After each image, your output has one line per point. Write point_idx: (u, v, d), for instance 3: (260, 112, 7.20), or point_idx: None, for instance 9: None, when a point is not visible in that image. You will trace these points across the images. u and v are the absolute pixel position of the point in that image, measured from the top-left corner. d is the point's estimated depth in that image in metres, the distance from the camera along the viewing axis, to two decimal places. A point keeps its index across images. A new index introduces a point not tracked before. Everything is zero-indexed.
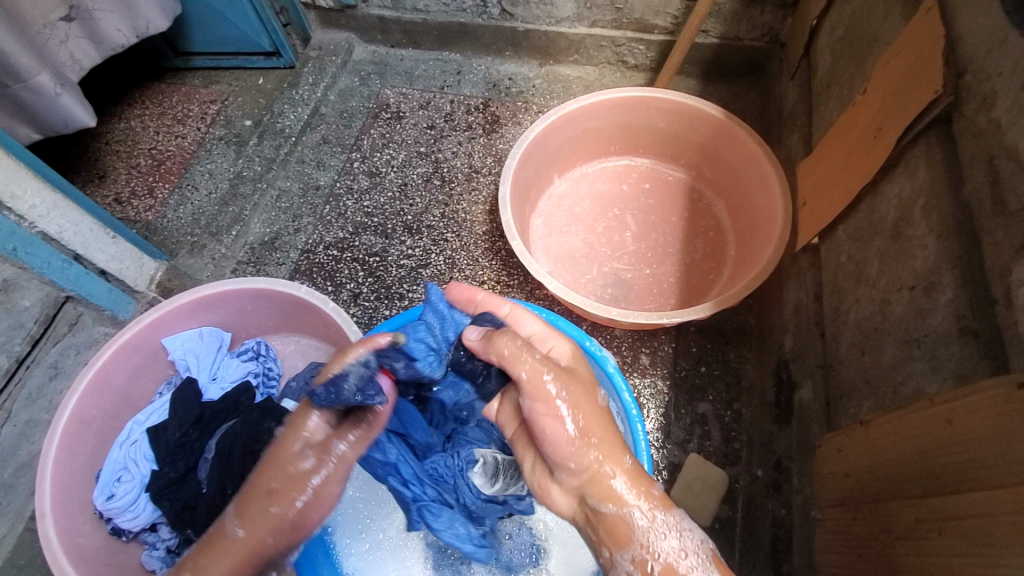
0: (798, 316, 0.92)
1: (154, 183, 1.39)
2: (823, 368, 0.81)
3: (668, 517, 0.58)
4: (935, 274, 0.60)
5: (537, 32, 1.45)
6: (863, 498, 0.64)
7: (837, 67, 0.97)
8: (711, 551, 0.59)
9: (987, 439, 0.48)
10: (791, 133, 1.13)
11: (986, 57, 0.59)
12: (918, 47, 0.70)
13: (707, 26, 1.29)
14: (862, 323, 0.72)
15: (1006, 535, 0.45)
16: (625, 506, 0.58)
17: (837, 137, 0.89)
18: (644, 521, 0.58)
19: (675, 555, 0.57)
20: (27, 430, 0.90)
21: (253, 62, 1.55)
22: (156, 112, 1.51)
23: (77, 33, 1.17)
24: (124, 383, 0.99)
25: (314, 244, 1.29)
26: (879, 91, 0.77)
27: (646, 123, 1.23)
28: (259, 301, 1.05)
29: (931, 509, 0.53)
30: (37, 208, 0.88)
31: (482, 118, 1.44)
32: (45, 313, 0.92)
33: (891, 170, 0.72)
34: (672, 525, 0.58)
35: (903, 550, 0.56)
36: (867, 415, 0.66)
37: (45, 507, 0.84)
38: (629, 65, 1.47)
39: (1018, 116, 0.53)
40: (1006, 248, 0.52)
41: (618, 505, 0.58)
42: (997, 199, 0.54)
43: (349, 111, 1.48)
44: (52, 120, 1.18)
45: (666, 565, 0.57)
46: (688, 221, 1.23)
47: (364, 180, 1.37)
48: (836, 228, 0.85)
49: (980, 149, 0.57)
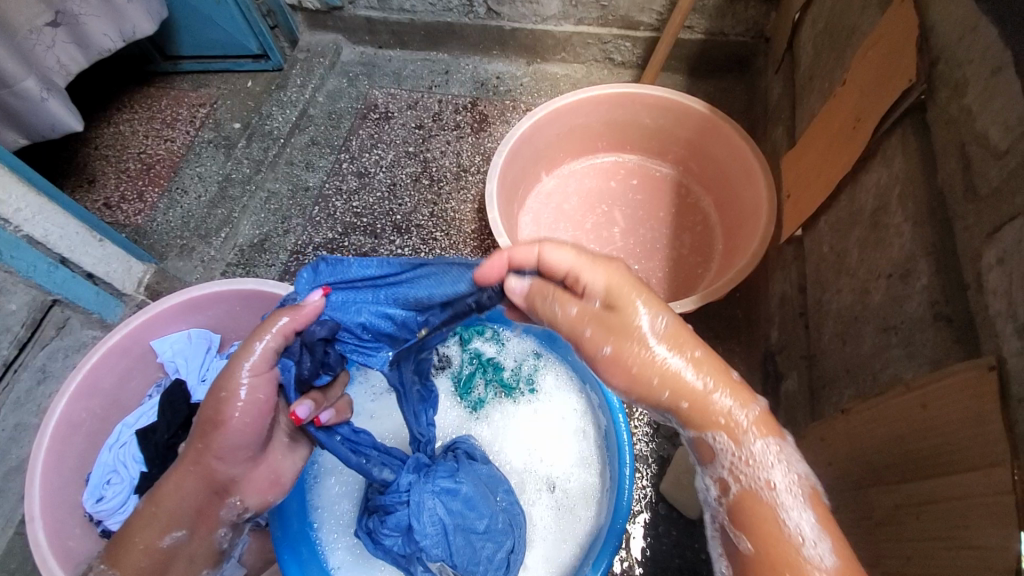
0: (783, 307, 0.92)
1: (144, 188, 1.39)
2: (807, 359, 0.82)
3: (764, 441, 0.57)
4: (911, 261, 0.60)
5: (524, 31, 1.45)
6: (845, 486, 0.64)
7: (819, 60, 0.97)
8: (808, 486, 0.55)
9: (958, 423, 0.48)
10: (776, 126, 1.13)
11: (957, 44, 0.59)
12: (894, 37, 0.70)
13: (692, 21, 1.29)
14: (843, 312, 0.73)
15: (974, 516, 0.45)
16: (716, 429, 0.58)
17: (819, 128, 0.89)
18: (729, 445, 0.58)
19: (775, 486, 0.56)
20: (15, 434, 0.90)
21: (242, 65, 1.55)
22: (145, 116, 1.52)
23: (64, 38, 1.17)
24: (113, 386, 0.99)
25: (304, 245, 1.30)
26: (857, 82, 0.78)
27: (633, 119, 1.24)
28: (247, 302, 1.05)
29: (909, 494, 0.53)
30: (22, 211, 0.88)
31: (470, 117, 1.44)
32: (32, 317, 0.92)
33: (869, 160, 0.73)
34: (773, 454, 0.57)
35: (882, 535, 0.56)
36: (848, 403, 0.67)
37: (34, 510, 0.85)
38: (616, 62, 1.48)
39: (987, 102, 0.53)
40: (977, 233, 0.52)
41: (717, 429, 0.58)
42: (968, 185, 0.54)
43: (337, 113, 1.48)
44: (38, 125, 1.18)
45: (744, 489, 0.57)
46: (675, 216, 1.24)
47: (353, 180, 1.38)
48: (818, 219, 0.85)
49: (952, 137, 0.58)
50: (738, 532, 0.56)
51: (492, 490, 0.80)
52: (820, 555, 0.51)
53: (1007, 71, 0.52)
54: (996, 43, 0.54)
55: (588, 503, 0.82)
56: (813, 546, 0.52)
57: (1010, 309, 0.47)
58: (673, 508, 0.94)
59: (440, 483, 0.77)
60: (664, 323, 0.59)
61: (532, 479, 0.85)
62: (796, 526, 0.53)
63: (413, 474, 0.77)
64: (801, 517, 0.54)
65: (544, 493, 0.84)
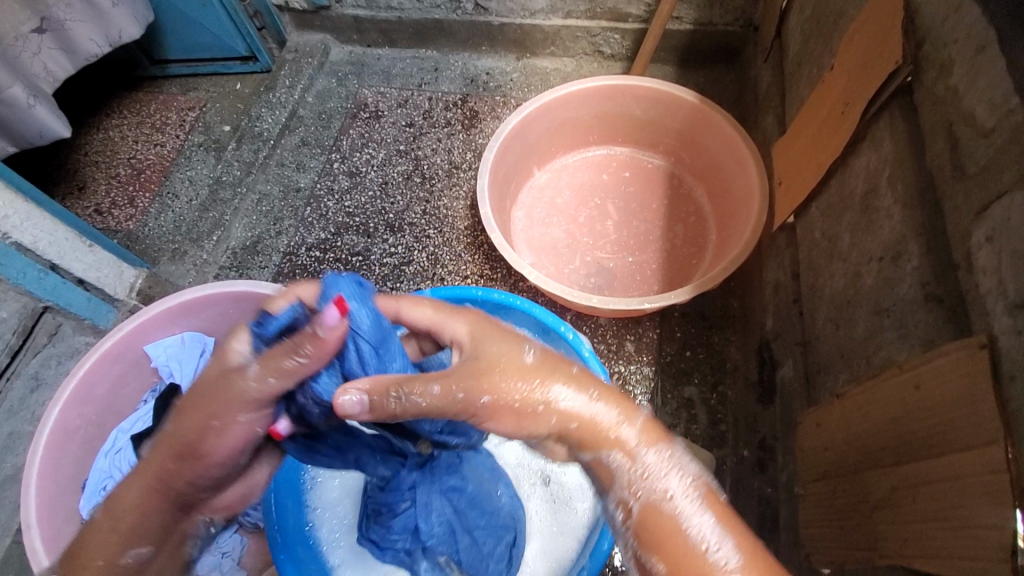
0: (777, 295, 0.92)
1: (134, 193, 1.38)
2: (802, 346, 0.81)
3: (655, 452, 0.54)
4: (902, 243, 0.60)
5: (512, 26, 1.45)
6: (843, 470, 0.64)
7: (807, 46, 0.97)
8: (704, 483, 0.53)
9: (951, 402, 0.48)
10: (766, 114, 1.13)
11: (943, 24, 0.59)
12: (880, 20, 0.70)
13: (680, 12, 1.29)
14: (836, 297, 0.73)
15: (969, 495, 0.45)
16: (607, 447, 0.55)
17: (808, 114, 0.89)
18: (624, 460, 0.54)
19: (672, 494, 0.52)
20: (10, 442, 0.90)
21: (230, 67, 1.55)
22: (134, 121, 1.51)
23: (50, 45, 1.16)
24: (108, 392, 0.99)
25: (297, 246, 1.29)
26: (844, 66, 0.78)
27: (623, 112, 1.23)
28: (241, 305, 1.04)
29: (905, 477, 0.53)
30: (11, 218, 0.88)
31: (460, 114, 1.44)
32: (23, 324, 0.91)
33: (858, 145, 0.72)
34: (660, 461, 0.54)
35: (880, 519, 0.56)
36: (843, 387, 0.67)
37: (30, 517, 0.84)
38: (606, 55, 1.47)
39: (973, 80, 0.53)
40: (965, 212, 0.52)
41: (610, 446, 0.55)
42: (956, 165, 0.54)
43: (327, 113, 1.48)
44: (26, 132, 1.17)
45: (647, 503, 0.53)
46: (668, 207, 1.24)
47: (344, 180, 1.37)
48: (810, 205, 0.85)
49: (939, 117, 0.58)
50: (647, 554, 0.52)
51: (493, 485, 0.80)
52: (726, 557, 0.49)
53: (992, 49, 0.51)
54: (981, 21, 0.53)
55: (585, 494, 0.82)
56: (719, 550, 0.49)
57: (1001, 286, 0.47)
58: None
59: (448, 481, 0.77)
60: (533, 353, 0.58)
61: (527, 473, 0.85)
62: (697, 532, 0.50)
63: (416, 473, 0.74)
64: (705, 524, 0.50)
65: (538, 487, 0.85)
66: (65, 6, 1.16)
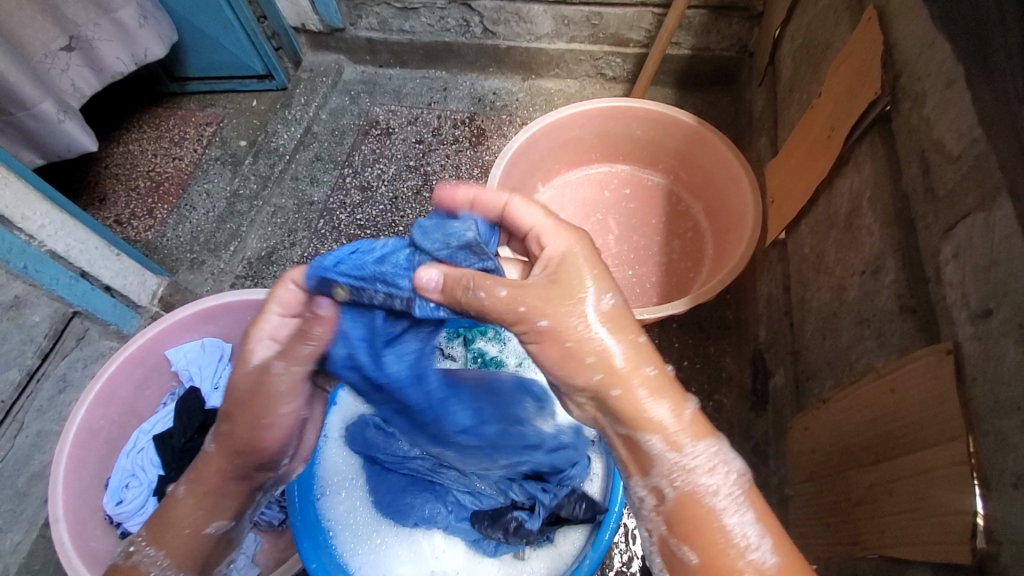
0: (769, 307, 0.97)
1: (154, 205, 1.44)
2: (792, 355, 0.86)
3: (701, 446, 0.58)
4: (880, 258, 0.66)
5: (519, 48, 1.51)
6: (828, 471, 0.69)
7: (797, 74, 1.03)
8: (743, 481, 0.58)
9: (924, 403, 0.53)
10: (760, 136, 1.19)
11: (917, 60, 0.64)
12: (862, 54, 0.76)
13: (679, 38, 1.36)
14: (823, 309, 0.78)
15: (939, 485, 0.50)
16: (645, 431, 0.58)
17: (799, 137, 0.95)
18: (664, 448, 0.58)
19: (710, 490, 0.57)
20: (38, 441, 0.94)
21: (247, 85, 1.61)
22: (154, 136, 1.57)
23: (78, 63, 1.23)
24: (129, 394, 1.03)
25: (310, 257, 1.34)
26: (831, 95, 0.83)
27: (625, 132, 1.30)
28: (258, 311, 1.09)
29: (882, 474, 0.58)
30: (45, 227, 0.93)
31: (468, 132, 1.50)
32: (54, 328, 0.96)
33: (843, 167, 0.78)
34: (707, 458, 0.58)
35: (862, 514, 0.60)
36: (829, 393, 0.72)
37: (57, 513, 0.88)
38: (608, 77, 1.54)
39: (943, 111, 0.59)
40: (935, 230, 0.57)
41: (651, 432, 0.58)
42: (927, 188, 0.60)
43: (340, 129, 1.54)
44: (55, 146, 1.23)
45: (687, 493, 0.57)
46: (667, 223, 1.29)
47: (357, 194, 1.43)
48: (799, 222, 0.90)
49: (914, 144, 0.63)
50: (680, 543, 0.57)
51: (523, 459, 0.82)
52: (762, 557, 0.54)
53: (960, 84, 0.57)
54: (950, 58, 0.59)
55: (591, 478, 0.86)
56: (755, 549, 0.54)
57: (964, 297, 0.52)
58: None
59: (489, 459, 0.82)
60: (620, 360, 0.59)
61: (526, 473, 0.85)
62: (737, 532, 0.55)
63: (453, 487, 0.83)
64: (742, 522, 0.55)
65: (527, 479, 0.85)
66: (94, 26, 1.22)
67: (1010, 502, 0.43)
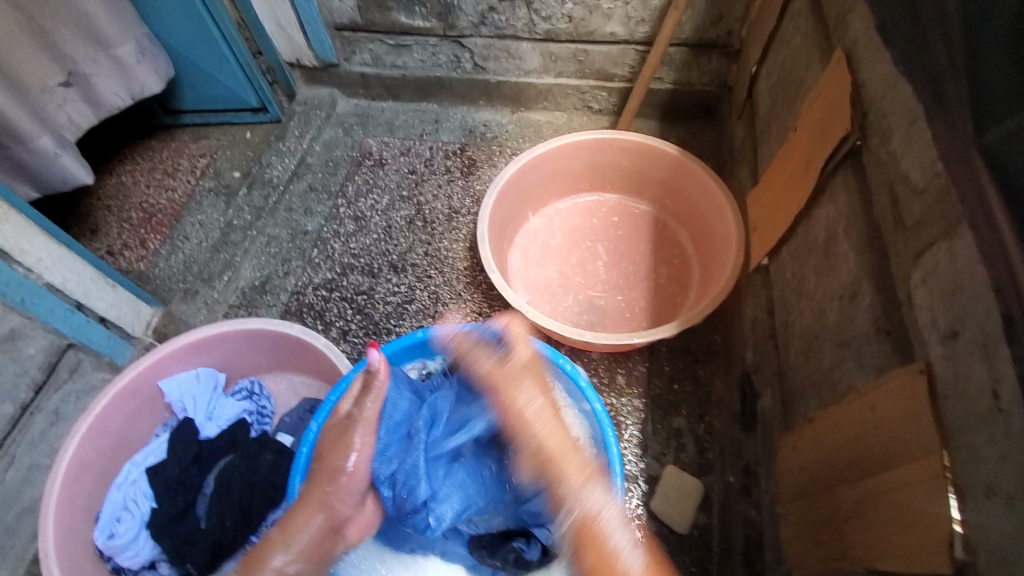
0: (755, 330, 1.00)
1: (146, 235, 1.45)
2: (778, 376, 0.89)
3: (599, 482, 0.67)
4: (857, 283, 0.69)
5: (508, 83, 1.57)
6: (815, 489, 0.71)
7: (774, 108, 1.09)
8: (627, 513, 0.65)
9: (901, 420, 0.56)
10: (741, 166, 1.24)
11: (883, 100, 0.69)
12: (833, 92, 0.81)
13: (661, 73, 1.42)
14: (805, 331, 0.81)
15: (919, 497, 0.52)
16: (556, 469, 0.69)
17: (777, 168, 1.00)
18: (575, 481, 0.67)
19: (601, 509, 0.65)
20: (27, 475, 0.93)
21: (242, 118, 1.65)
22: (148, 167, 1.59)
23: (75, 97, 1.25)
24: (121, 426, 1.03)
25: (304, 285, 1.36)
26: (805, 129, 0.88)
27: (611, 162, 1.35)
28: (253, 340, 1.10)
29: (866, 489, 0.60)
30: (43, 260, 0.94)
31: (459, 162, 1.54)
32: (48, 360, 0.95)
33: (820, 197, 0.82)
34: (600, 485, 0.67)
35: (849, 529, 0.62)
36: (814, 412, 0.74)
37: (48, 548, 0.87)
38: (594, 109, 1.60)
39: (907, 148, 0.63)
40: (906, 257, 0.61)
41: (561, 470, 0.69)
42: (897, 217, 0.64)
43: (333, 160, 1.57)
44: (52, 180, 1.25)
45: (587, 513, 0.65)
46: (654, 249, 1.33)
47: (350, 224, 1.45)
48: (781, 249, 0.94)
49: (883, 176, 0.67)
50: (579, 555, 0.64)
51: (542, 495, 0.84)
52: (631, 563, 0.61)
53: (922, 122, 0.61)
54: (911, 98, 0.64)
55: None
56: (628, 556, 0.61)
57: (934, 320, 0.55)
58: (663, 525, 1.00)
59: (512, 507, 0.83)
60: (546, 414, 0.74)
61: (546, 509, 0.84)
62: (615, 541, 0.63)
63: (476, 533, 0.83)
64: (622, 538, 0.63)
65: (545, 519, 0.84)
66: (92, 62, 1.25)
67: (987, 511, 0.46)
